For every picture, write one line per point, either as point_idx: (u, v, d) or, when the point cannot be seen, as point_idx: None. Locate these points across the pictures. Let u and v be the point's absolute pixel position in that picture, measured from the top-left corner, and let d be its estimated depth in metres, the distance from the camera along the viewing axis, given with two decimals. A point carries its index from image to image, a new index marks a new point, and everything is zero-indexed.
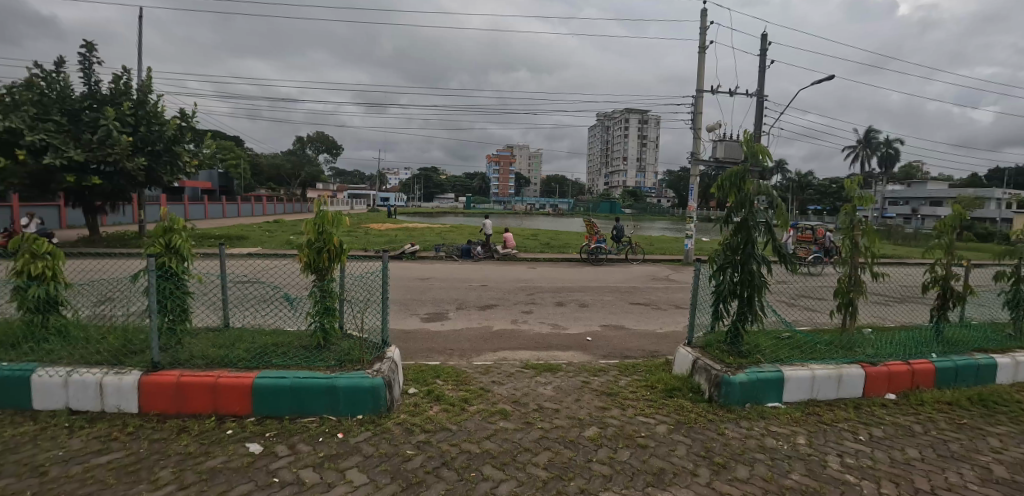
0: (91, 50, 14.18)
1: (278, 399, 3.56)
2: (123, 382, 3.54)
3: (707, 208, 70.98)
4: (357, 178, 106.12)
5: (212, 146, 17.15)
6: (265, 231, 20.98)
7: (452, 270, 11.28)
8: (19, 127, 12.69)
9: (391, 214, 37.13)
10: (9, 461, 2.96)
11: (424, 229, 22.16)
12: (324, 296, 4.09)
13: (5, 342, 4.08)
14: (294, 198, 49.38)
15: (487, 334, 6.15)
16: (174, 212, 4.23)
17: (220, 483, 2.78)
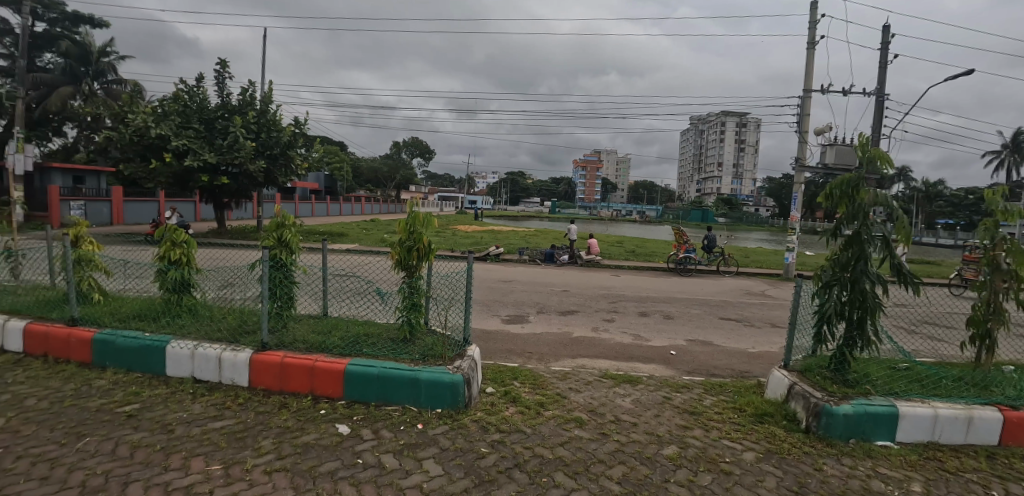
0: (225, 66, 16.23)
1: (366, 386, 3.79)
2: (238, 358, 3.99)
3: (813, 219, 64.59)
4: (449, 182, 110.56)
5: (320, 151, 18.83)
6: (363, 230, 22.59)
7: (534, 274, 11.33)
8: (168, 134, 14.91)
9: (478, 217, 38.23)
10: (148, 417, 3.47)
11: (509, 233, 22.52)
12: (412, 292, 4.27)
13: (150, 315, 4.81)
14: (390, 200, 52.62)
15: (566, 339, 6.08)
16: (286, 209, 4.61)
17: (311, 457, 3.03)
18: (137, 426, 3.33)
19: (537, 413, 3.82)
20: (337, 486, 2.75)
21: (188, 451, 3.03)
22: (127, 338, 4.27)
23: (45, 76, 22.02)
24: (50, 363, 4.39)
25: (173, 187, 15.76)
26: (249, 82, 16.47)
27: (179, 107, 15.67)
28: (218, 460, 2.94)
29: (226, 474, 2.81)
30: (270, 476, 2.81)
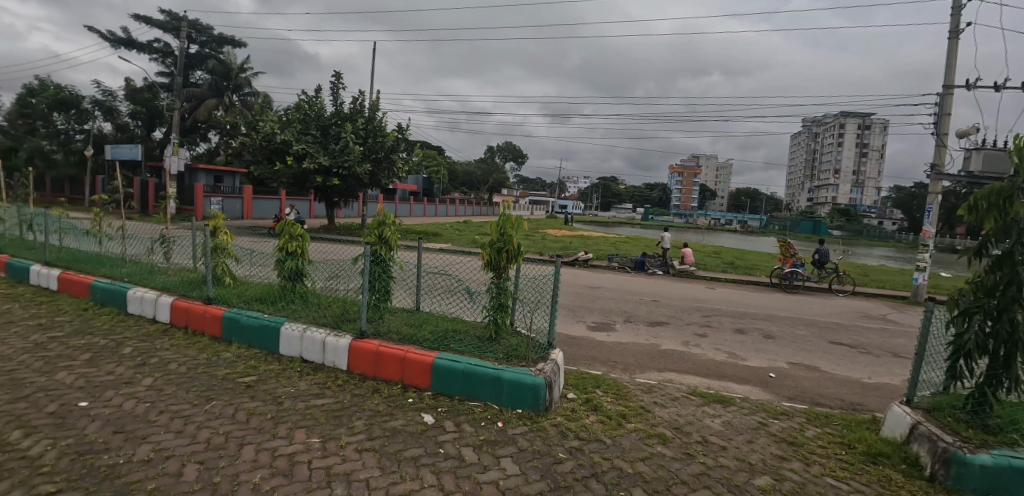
0: (339, 77, 17.81)
1: (451, 379, 3.93)
2: (339, 343, 4.37)
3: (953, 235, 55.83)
4: (541, 186, 111.30)
5: (419, 154, 19.96)
6: (456, 230, 23.56)
7: (623, 281, 11.01)
8: (291, 140, 16.77)
9: (567, 221, 38.05)
10: (262, 389, 3.94)
11: (598, 238, 22.16)
12: (499, 293, 4.43)
13: (270, 299, 5.47)
14: (483, 202, 54.30)
15: (652, 350, 5.83)
16: (387, 208, 4.91)
17: (398, 441, 3.24)
18: (253, 396, 3.80)
19: (617, 422, 3.73)
20: (420, 472, 2.91)
21: (293, 423, 3.39)
22: (250, 317, 4.88)
23: (197, 90, 25.72)
24: (190, 334, 5.18)
25: (292, 187, 17.57)
26: (359, 91, 17.88)
27: (301, 115, 17.50)
28: (318, 434, 3.26)
29: (323, 448, 3.10)
30: (361, 455, 3.05)
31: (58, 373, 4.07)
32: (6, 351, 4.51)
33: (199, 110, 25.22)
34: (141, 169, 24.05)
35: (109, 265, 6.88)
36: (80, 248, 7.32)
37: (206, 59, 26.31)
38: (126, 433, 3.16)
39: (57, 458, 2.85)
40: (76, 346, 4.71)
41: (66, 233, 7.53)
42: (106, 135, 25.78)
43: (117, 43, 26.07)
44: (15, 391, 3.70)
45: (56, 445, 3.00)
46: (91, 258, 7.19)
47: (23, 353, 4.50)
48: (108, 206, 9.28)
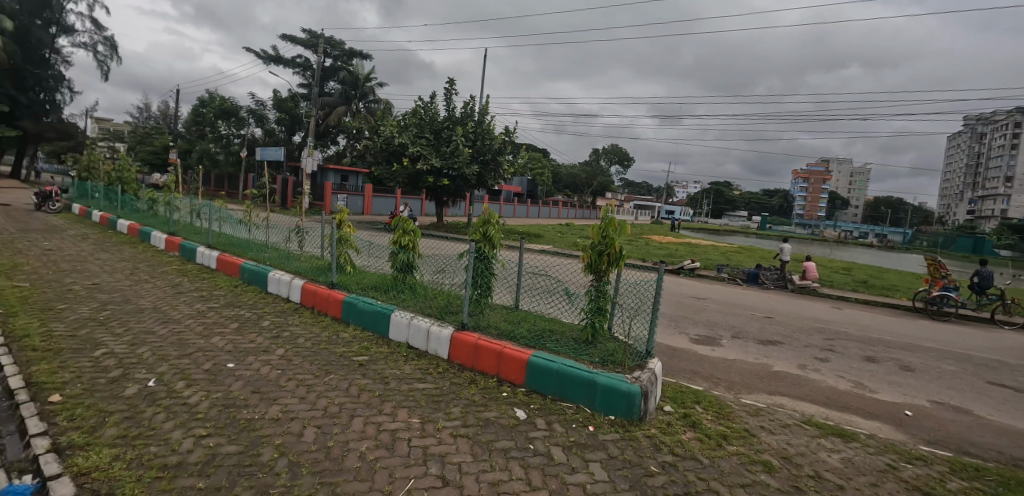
0: (452, 84, 18.80)
1: (545, 378, 4.00)
2: (442, 333, 4.68)
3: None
4: (648, 190, 107.35)
5: (524, 157, 20.36)
6: (557, 232, 23.65)
7: (732, 294, 10.26)
8: (407, 143, 18.11)
9: (674, 228, 36.34)
10: (373, 368, 4.35)
11: (707, 247, 20.85)
12: (598, 296, 4.37)
13: (383, 288, 5.99)
14: (586, 205, 53.76)
15: (761, 369, 5.36)
16: (492, 208, 5.12)
17: (489, 432, 3.38)
18: (365, 374, 4.22)
19: (716, 442, 3.47)
20: (509, 464, 3.02)
21: (397, 402, 3.70)
22: (366, 303, 5.40)
23: (331, 98, 28.78)
24: (316, 314, 5.87)
25: (407, 186, 18.92)
26: (469, 96, 18.72)
27: (417, 120, 18.79)
28: (418, 415, 3.53)
29: (422, 428, 3.35)
30: (455, 439, 3.24)
31: (214, 338, 4.85)
32: (178, 317, 5.47)
33: (332, 116, 28.17)
34: (284, 168, 27.51)
35: (256, 250, 8.03)
36: (235, 235, 8.61)
37: (339, 71, 29.46)
38: (261, 393, 3.70)
39: (210, 407, 3.43)
40: (228, 317, 5.58)
41: (224, 220, 8.87)
42: (258, 139, 29.93)
43: (270, 60, 30.09)
44: (183, 350, 4.48)
45: (210, 397, 3.60)
46: (243, 244, 8.44)
47: (190, 319, 5.43)
48: (258, 200, 10.76)
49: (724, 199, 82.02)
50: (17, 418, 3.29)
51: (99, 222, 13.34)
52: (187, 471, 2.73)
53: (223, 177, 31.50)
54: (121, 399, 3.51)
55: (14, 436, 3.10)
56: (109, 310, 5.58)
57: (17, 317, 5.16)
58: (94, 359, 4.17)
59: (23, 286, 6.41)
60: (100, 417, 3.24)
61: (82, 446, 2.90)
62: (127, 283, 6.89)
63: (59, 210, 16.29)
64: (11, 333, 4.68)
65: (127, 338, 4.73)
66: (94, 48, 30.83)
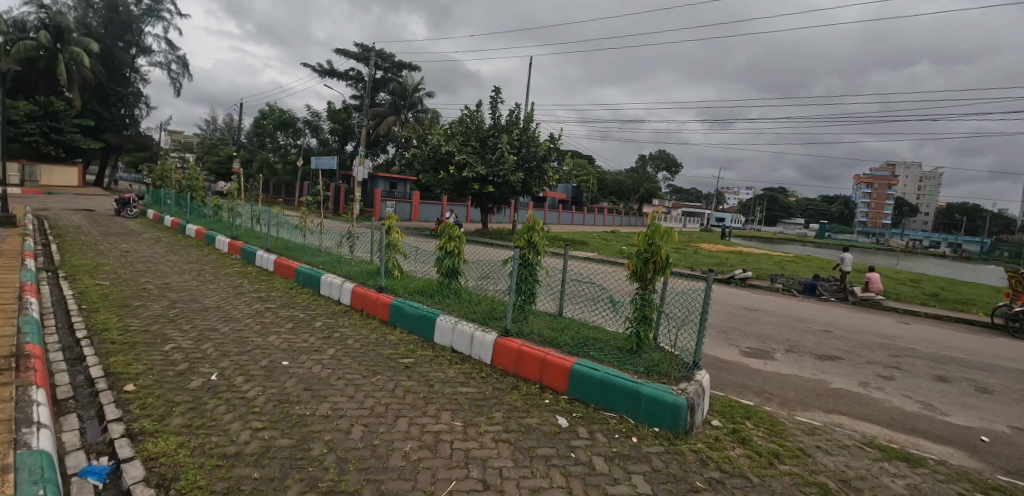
0: (498, 92, 19.00)
1: (588, 386, 3.95)
2: (485, 338, 4.72)
3: None
4: (696, 196, 104.23)
5: (569, 164, 20.29)
6: (601, 239, 23.35)
7: (787, 306, 9.78)
8: (454, 151, 18.45)
9: (724, 236, 35.11)
10: (418, 371, 4.45)
11: (760, 256, 19.99)
12: (643, 305, 4.27)
13: (430, 292, 6.13)
14: (632, 212, 52.80)
15: (818, 386, 5.08)
16: (537, 214, 5.12)
17: (531, 438, 3.37)
18: (410, 376, 4.32)
19: (767, 460, 3.31)
20: (550, 471, 3.00)
21: (441, 405, 3.77)
22: (413, 307, 5.54)
23: (380, 109, 29.77)
24: (365, 316, 6.06)
25: (453, 194, 19.26)
26: (515, 104, 18.87)
27: (463, 128, 19.12)
28: (460, 418, 3.57)
29: (464, 432, 3.39)
30: (497, 444, 3.26)
31: (270, 336, 5.11)
32: (239, 316, 5.80)
33: (382, 126, 29.13)
34: (336, 177, 28.63)
35: (310, 254, 8.40)
36: (291, 239, 9.05)
37: (389, 83, 30.46)
38: (313, 391, 3.86)
39: (266, 402, 3.61)
40: (283, 317, 5.86)
41: (281, 226, 9.34)
42: (314, 148, 31.31)
43: (325, 73, 31.51)
44: (242, 347, 4.74)
45: (266, 392, 3.79)
46: (298, 248, 8.84)
47: (250, 318, 5.75)
48: (313, 206, 11.25)
49: (779, 205, 78.28)
50: (96, 404, 3.58)
51: (170, 227, 14.35)
52: (244, 461, 2.88)
53: (281, 185, 33.18)
54: (187, 390, 3.76)
55: (94, 420, 3.38)
56: (178, 308, 5.99)
57: (99, 312, 5.63)
58: (164, 353, 4.49)
59: (104, 285, 6.99)
60: (168, 406, 3.48)
61: (152, 433, 3.12)
62: (193, 283, 7.38)
63: (136, 215, 17.66)
64: (93, 328, 5.10)
65: (193, 334, 5.05)
66: (168, 67, 33.37)
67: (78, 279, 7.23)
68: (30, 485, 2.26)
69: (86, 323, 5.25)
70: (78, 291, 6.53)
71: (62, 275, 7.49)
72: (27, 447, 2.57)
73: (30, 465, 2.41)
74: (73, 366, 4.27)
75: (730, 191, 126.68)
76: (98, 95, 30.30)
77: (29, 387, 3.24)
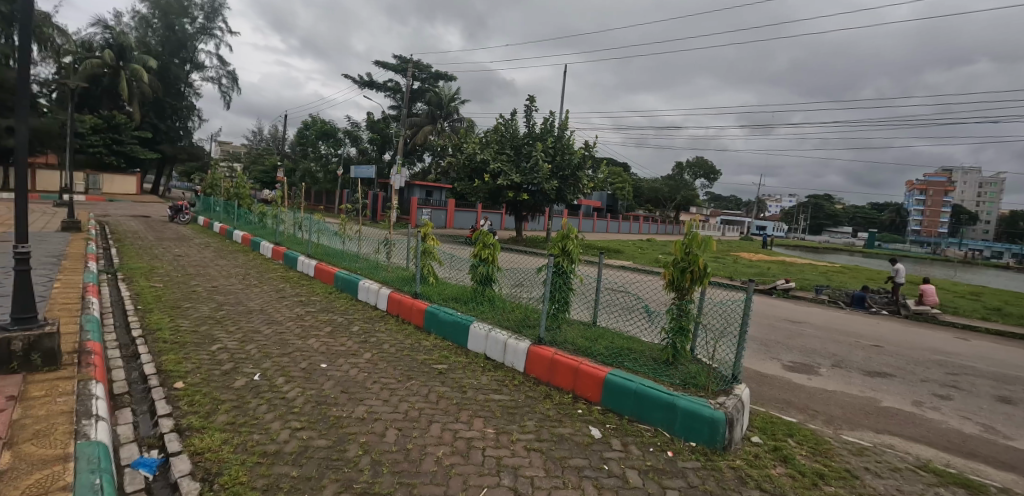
0: (532, 100, 19.06)
1: (623, 397, 3.89)
2: (519, 346, 4.71)
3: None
4: (736, 204, 101.31)
5: (604, 171, 20.12)
6: (637, 248, 22.99)
7: (834, 319, 9.34)
8: (488, 159, 18.63)
9: (765, 244, 33.98)
10: (451, 377, 4.48)
11: (804, 266, 19.21)
12: (680, 315, 4.15)
13: (465, 299, 6.17)
14: (668, 220, 51.81)
15: (867, 404, 4.82)
16: (571, 222, 5.09)
17: (564, 448, 3.33)
18: (443, 382, 4.35)
19: (811, 481, 3.15)
20: (581, 483, 2.95)
21: (473, 412, 3.78)
22: (447, 314, 5.59)
23: (417, 119, 30.40)
24: (400, 322, 6.17)
25: (487, 201, 19.43)
26: (549, 112, 18.88)
27: (498, 137, 19.28)
28: (493, 426, 3.57)
29: (496, 439, 3.38)
30: (529, 453, 3.24)
31: (309, 339, 5.27)
32: (280, 319, 6.00)
33: (419, 135, 29.72)
34: (374, 185, 29.37)
35: (349, 260, 8.63)
36: (331, 245, 9.32)
37: (426, 93, 31.07)
38: (349, 394, 3.94)
39: (304, 403, 3.71)
40: (323, 320, 6.03)
41: (322, 232, 9.64)
42: (353, 157, 32.22)
43: (364, 84, 32.44)
44: (283, 348, 4.91)
45: (305, 393, 3.90)
46: (337, 254, 9.10)
47: (291, 321, 5.94)
48: (352, 214, 11.56)
49: (824, 214, 75.20)
50: (148, 400, 3.77)
51: (219, 233, 15.05)
52: (283, 460, 2.96)
53: (322, 193, 34.30)
54: (231, 389, 3.91)
55: (146, 415, 3.57)
56: (224, 310, 6.25)
57: (153, 313, 5.95)
58: (211, 353, 4.69)
59: (158, 286, 7.38)
60: (214, 404, 3.63)
61: (199, 429, 3.26)
62: (239, 286, 7.70)
63: (188, 221, 18.62)
64: (147, 327, 5.39)
65: (237, 335, 5.27)
66: (219, 81, 35.17)
67: (135, 280, 7.68)
68: (88, 474, 2.40)
69: (141, 323, 5.55)
70: (135, 292, 6.93)
71: (120, 277, 7.95)
72: (86, 437, 2.72)
73: (89, 455, 2.55)
74: (129, 363, 4.52)
75: (772, 198, 122.50)
76: (155, 108, 32.20)
77: (89, 382, 3.45)
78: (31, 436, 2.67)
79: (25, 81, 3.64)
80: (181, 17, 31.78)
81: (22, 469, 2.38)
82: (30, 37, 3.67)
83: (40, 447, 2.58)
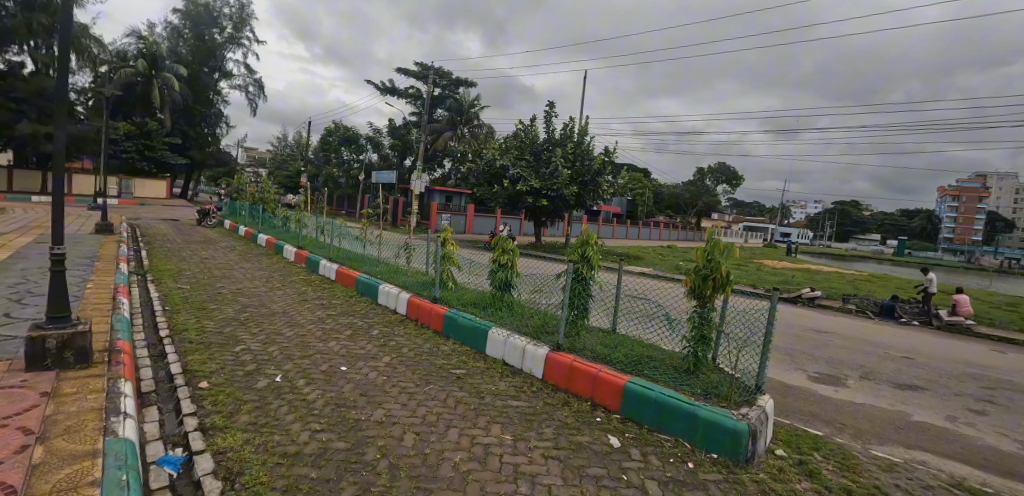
0: (552, 106, 19.06)
1: (642, 406, 3.82)
2: (537, 352, 4.69)
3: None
4: (759, 211, 99.51)
5: (624, 177, 19.98)
6: (657, 254, 22.73)
7: (862, 329, 9.05)
8: (508, 165, 18.67)
9: (790, 252, 33.24)
10: (469, 382, 4.48)
11: (831, 274, 18.72)
12: (701, 323, 4.07)
13: (484, 304, 6.17)
14: (689, 227, 51.13)
15: (897, 418, 4.64)
16: (591, 228, 5.05)
17: (582, 457, 3.29)
18: (462, 387, 4.35)
19: None
20: (599, 492, 2.91)
21: (491, 418, 3.76)
22: (465, 319, 5.60)
23: (438, 125, 30.70)
24: (420, 326, 6.19)
25: (507, 207, 19.47)
26: (569, 118, 18.86)
27: (518, 142, 19.33)
28: (510, 432, 3.55)
29: (514, 446, 3.36)
30: (547, 461, 3.20)
31: (330, 342, 5.33)
32: (302, 322, 6.09)
33: (439, 141, 30.00)
34: (395, 190, 29.69)
35: (369, 264, 8.72)
36: (352, 250, 9.44)
37: (446, 99, 31.33)
38: (369, 397, 3.97)
39: (324, 405, 3.75)
40: (343, 324, 6.10)
41: (343, 236, 9.77)
42: (375, 163, 32.66)
43: (386, 91, 32.90)
44: (304, 351, 4.98)
45: (325, 395, 3.94)
46: (359, 258, 9.21)
47: (312, 324, 6.02)
48: (374, 218, 11.69)
49: (851, 221, 73.26)
50: (174, 399, 3.86)
51: (244, 236, 15.40)
52: (302, 461, 2.99)
53: (344, 198, 34.83)
54: (254, 390, 3.98)
55: (172, 413, 3.65)
56: (248, 312, 6.38)
57: (179, 314, 6.09)
58: (235, 353, 4.78)
59: (185, 288, 7.57)
60: (237, 404, 3.70)
61: (222, 429, 3.32)
62: (262, 289, 7.85)
63: (215, 225, 19.09)
64: (174, 327, 5.53)
65: (260, 337, 5.36)
66: (246, 89, 36.11)
67: (163, 282, 7.88)
68: (115, 470, 2.46)
69: (169, 324, 5.69)
70: (164, 293, 7.12)
71: (150, 279, 8.18)
72: (115, 434, 2.79)
73: (116, 451, 2.62)
74: (156, 362, 4.64)
75: (797, 204, 120.01)
76: (185, 115, 33.19)
77: (118, 380, 3.54)
78: (63, 431, 2.76)
79: (64, 90, 3.80)
80: (211, 28, 32.79)
81: (53, 463, 2.45)
82: (70, 47, 3.82)
83: (70, 443, 2.65)
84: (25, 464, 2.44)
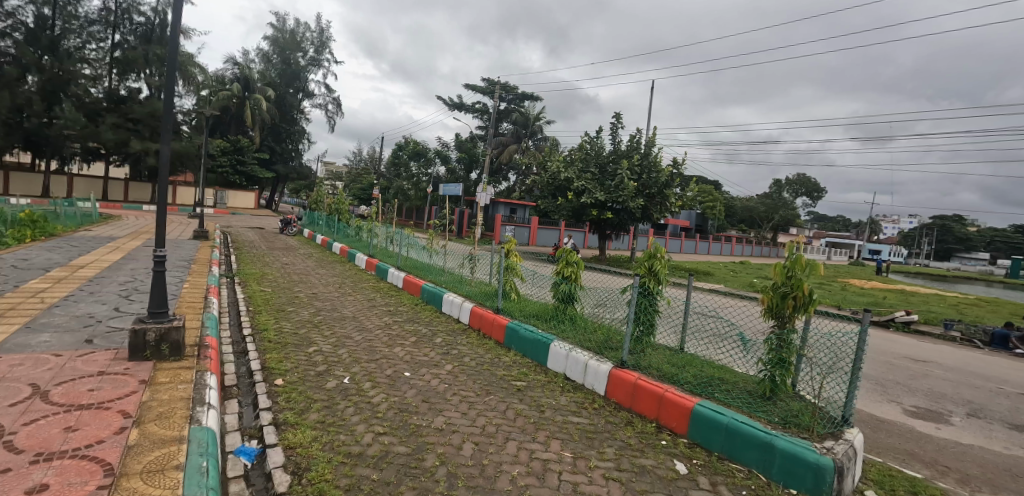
0: (618, 118, 18.73)
1: (712, 430, 3.58)
2: (600, 368, 4.55)
3: None
4: (843, 226, 92.14)
5: (693, 189, 19.17)
6: (730, 270, 21.50)
7: (972, 360, 8.02)
8: (572, 177, 18.60)
9: (881, 271, 30.41)
10: (529, 395, 4.42)
11: (933, 297, 16.86)
12: (780, 346, 3.75)
13: (548, 316, 6.08)
14: (764, 242, 48.19)
15: (1014, 463, 4.03)
16: (659, 241, 4.89)
17: (644, 481, 3.12)
18: (522, 399, 4.30)
19: None
20: None
21: (550, 433, 3.68)
22: (527, 332, 5.55)
23: (503, 139, 31.21)
24: (482, 336, 6.24)
25: (571, 220, 19.32)
26: (636, 129, 18.43)
27: (583, 155, 19.20)
28: (570, 449, 3.45)
29: (573, 464, 3.25)
30: (607, 482, 3.07)
31: (395, 347, 5.50)
32: (370, 326, 6.34)
33: (505, 154, 30.57)
34: (461, 202, 30.59)
35: (434, 273, 8.93)
36: (419, 259, 9.69)
37: (512, 113, 31.79)
38: (429, 403, 4.02)
39: (387, 409, 3.84)
40: (408, 330, 6.28)
41: (411, 245, 10.08)
42: (442, 176, 33.66)
43: (454, 106, 33.88)
44: (371, 355, 5.15)
45: (389, 399, 4.04)
46: (425, 267, 9.45)
47: (379, 329, 6.26)
48: (441, 229, 12.03)
49: (953, 238, 65.79)
50: (252, 393, 4.12)
51: (320, 245, 16.40)
52: (365, 462, 3.06)
53: (412, 210, 36.26)
54: (324, 390, 4.16)
55: (250, 407, 3.89)
56: (321, 316, 6.73)
57: (263, 314, 6.55)
58: (308, 353, 5.06)
59: (267, 290, 8.16)
60: (307, 402, 3.87)
61: (293, 424, 3.48)
62: (335, 294, 8.25)
63: (295, 233, 20.42)
64: (256, 327, 5.94)
65: (331, 339, 5.64)
66: (326, 107, 38.62)
67: (249, 285, 8.54)
68: (197, 456, 2.63)
69: (251, 323, 6.13)
70: (248, 294, 7.74)
71: (237, 281, 8.89)
72: (199, 422, 3.00)
73: (199, 439, 2.80)
74: (239, 358, 4.99)
75: (889, 218, 109.95)
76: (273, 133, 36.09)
77: (205, 372, 3.83)
78: (155, 416, 3.00)
79: (169, 111, 4.17)
80: (295, 52, 35.49)
81: (145, 446, 2.67)
82: (176, 73, 4.23)
83: (160, 428, 2.88)
84: (122, 444, 2.68)
